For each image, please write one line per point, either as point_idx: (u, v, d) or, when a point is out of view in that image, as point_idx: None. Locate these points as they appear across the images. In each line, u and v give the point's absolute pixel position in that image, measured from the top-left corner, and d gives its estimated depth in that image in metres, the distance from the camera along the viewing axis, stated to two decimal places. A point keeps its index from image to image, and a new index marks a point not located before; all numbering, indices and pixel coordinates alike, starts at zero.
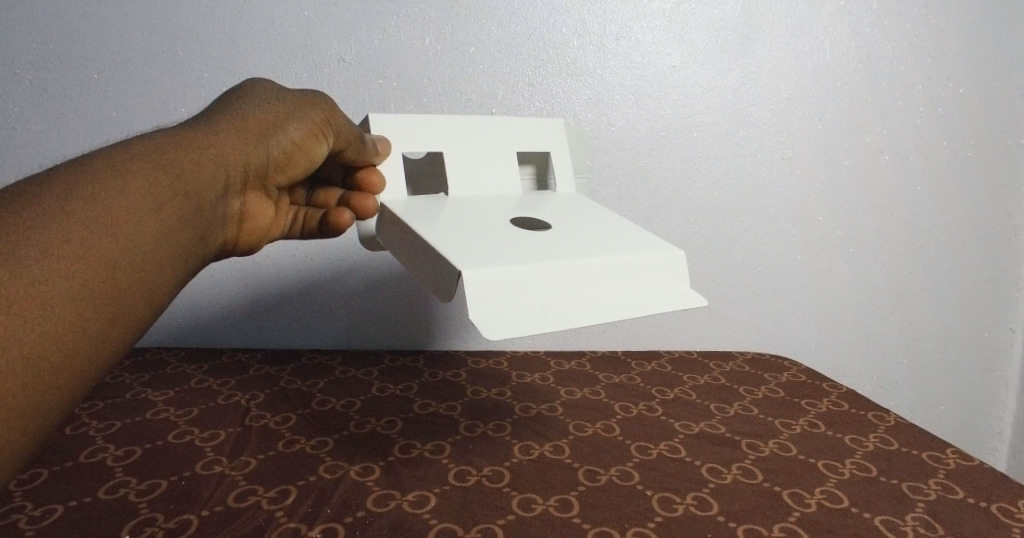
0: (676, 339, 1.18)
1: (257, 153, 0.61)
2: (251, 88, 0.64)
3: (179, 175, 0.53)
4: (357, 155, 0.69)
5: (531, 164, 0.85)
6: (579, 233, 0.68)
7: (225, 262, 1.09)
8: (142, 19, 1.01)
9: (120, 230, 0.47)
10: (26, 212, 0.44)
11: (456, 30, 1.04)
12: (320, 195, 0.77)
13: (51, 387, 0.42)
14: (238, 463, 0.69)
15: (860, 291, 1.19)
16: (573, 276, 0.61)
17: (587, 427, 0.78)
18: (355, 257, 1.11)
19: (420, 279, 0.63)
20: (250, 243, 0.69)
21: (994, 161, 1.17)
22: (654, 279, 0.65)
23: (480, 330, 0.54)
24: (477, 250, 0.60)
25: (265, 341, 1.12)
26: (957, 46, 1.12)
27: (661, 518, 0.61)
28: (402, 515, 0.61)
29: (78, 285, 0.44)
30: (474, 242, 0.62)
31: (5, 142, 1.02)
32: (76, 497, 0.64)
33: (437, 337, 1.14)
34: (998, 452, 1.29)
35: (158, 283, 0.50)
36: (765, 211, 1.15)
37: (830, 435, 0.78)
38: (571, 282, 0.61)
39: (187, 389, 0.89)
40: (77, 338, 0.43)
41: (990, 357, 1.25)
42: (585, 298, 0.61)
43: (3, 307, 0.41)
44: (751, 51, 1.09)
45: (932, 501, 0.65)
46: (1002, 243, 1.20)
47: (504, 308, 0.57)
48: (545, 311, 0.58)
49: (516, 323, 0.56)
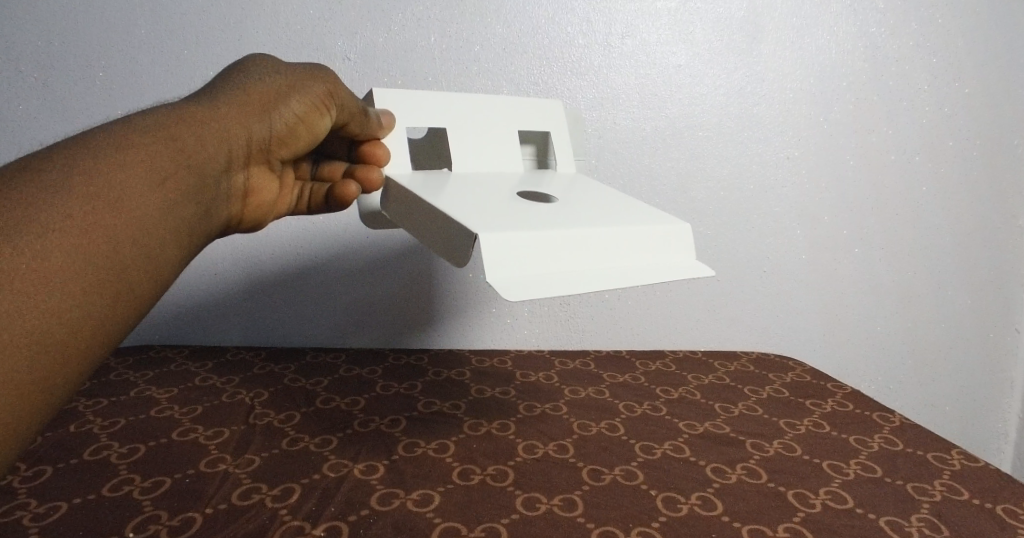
0: (681, 339, 1.19)
1: (259, 127, 0.61)
2: (252, 61, 0.64)
3: (179, 148, 0.53)
4: (361, 129, 0.70)
5: (531, 144, 0.86)
6: (580, 207, 0.68)
7: (227, 247, 1.11)
8: (149, 17, 1.01)
9: (119, 207, 0.47)
10: (29, 189, 0.44)
11: (462, 29, 1.04)
12: (324, 169, 0.77)
13: (58, 363, 0.42)
14: (241, 461, 0.69)
15: (865, 291, 1.19)
16: (574, 247, 0.61)
17: (592, 426, 0.78)
18: (356, 248, 1.13)
19: (430, 246, 0.63)
20: (255, 219, 0.69)
21: (1000, 158, 1.16)
22: (655, 255, 0.65)
23: (499, 293, 0.54)
24: (489, 217, 0.61)
25: (269, 337, 1.15)
26: (965, 46, 1.12)
27: (666, 518, 0.61)
28: (405, 514, 0.61)
29: (81, 261, 0.44)
30: (482, 211, 0.62)
31: (11, 135, 1.03)
32: (80, 494, 0.64)
33: (439, 329, 1.15)
34: (1004, 454, 1.29)
35: (161, 264, 0.50)
36: (771, 210, 1.14)
37: (835, 435, 0.78)
38: (576, 251, 0.61)
39: (191, 387, 0.89)
40: (82, 315, 0.43)
41: (995, 357, 1.25)
42: (590, 267, 0.61)
43: (6, 281, 0.40)
44: (757, 51, 1.09)
45: (938, 502, 0.65)
46: (1006, 242, 1.20)
47: (515, 276, 0.57)
48: (550, 279, 0.58)
49: (533, 288, 0.55)
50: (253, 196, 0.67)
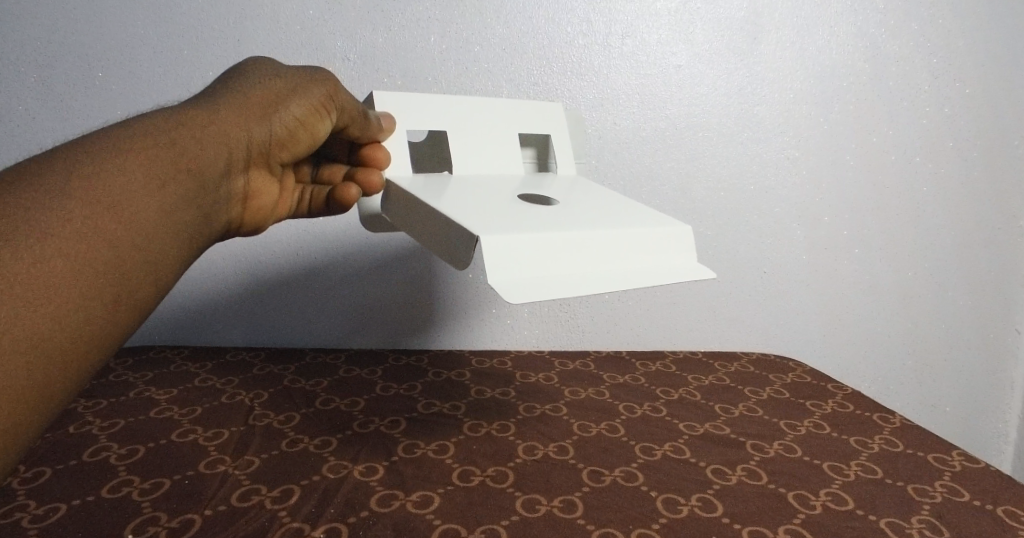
0: (681, 340, 1.19)
1: (260, 130, 0.61)
2: (252, 65, 0.64)
3: (180, 153, 0.53)
4: (360, 131, 0.70)
5: (532, 146, 0.86)
6: (580, 209, 0.68)
7: (226, 250, 1.11)
8: (150, 16, 1.01)
9: (121, 211, 0.47)
10: (31, 193, 0.44)
11: (462, 30, 1.04)
12: (325, 172, 0.77)
13: (57, 368, 0.42)
14: (241, 463, 0.69)
15: (865, 292, 1.18)
16: (574, 248, 0.61)
17: (592, 427, 0.78)
18: (357, 249, 1.13)
19: (431, 249, 0.63)
20: (255, 223, 0.69)
21: (998, 157, 1.16)
22: (654, 256, 0.65)
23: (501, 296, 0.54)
24: (490, 220, 0.60)
25: (271, 338, 1.15)
26: (965, 45, 1.12)
27: (666, 520, 0.61)
28: (405, 516, 0.61)
29: (82, 265, 0.44)
30: (483, 213, 0.62)
31: (10, 135, 1.03)
32: (79, 496, 0.63)
33: (439, 329, 1.15)
34: (1004, 455, 1.28)
35: (162, 268, 0.50)
36: (771, 210, 1.14)
37: (834, 436, 0.78)
38: (577, 253, 0.61)
39: (191, 388, 0.89)
40: (82, 320, 0.43)
41: (993, 357, 1.24)
42: (591, 269, 0.61)
43: (7, 286, 0.40)
44: (757, 51, 1.09)
45: (937, 503, 0.65)
46: (1005, 241, 1.19)
47: (515, 279, 0.57)
48: (551, 282, 0.58)
49: (534, 290, 0.55)
50: (253, 199, 0.67)
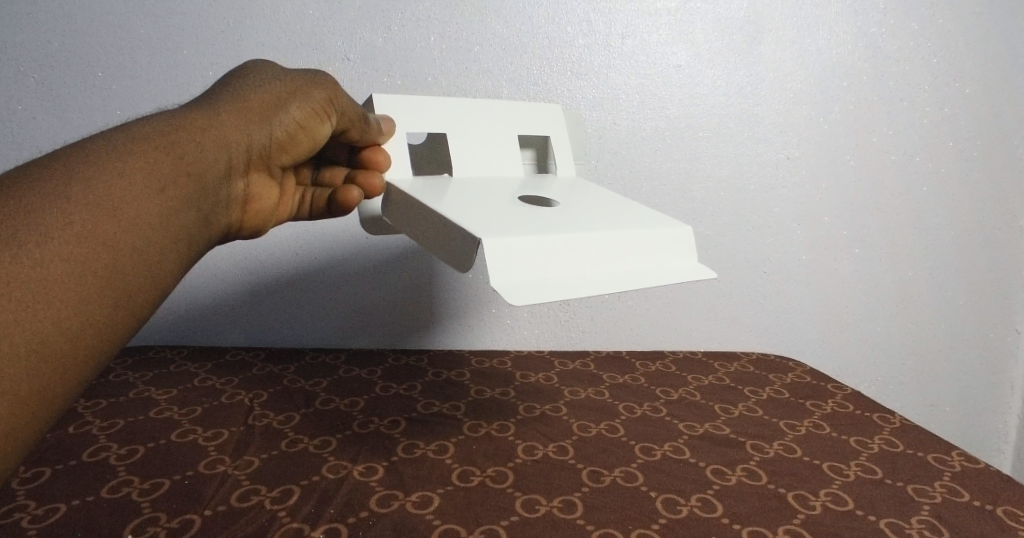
0: (677, 339, 1.19)
1: (260, 134, 0.61)
2: (254, 68, 0.64)
3: (179, 156, 0.53)
4: (360, 135, 0.69)
5: (531, 148, 0.86)
6: (585, 212, 0.68)
7: (225, 252, 1.11)
8: (150, 17, 1.01)
9: (119, 215, 0.47)
10: (26, 195, 0.44)
11: (463, 30, 1.04)
12: (325, 175, 0.78)
13: (59, 370, 0.42)
14: (240, 463, 0.69)
15: (863, 291, 1.18)
16: (585, 249, 0.61)
17: (592, 427, 0.78)
18: (359, 248, 1.12)
19: (431, 251, 0.63)
20: (255, 226, 0.69)
21: (997, 153, 1.16)
22: (648, 257, 0.65)
23: (502, 297, 0.54)
24: (485, 222, 0.60)
25: (270, 338, 1.15)
26: (964, 43, 1.12)
27: (665, 520, 0.61)
28: (371, 514, 0.61)
29: (79, 268, 0.44)
30: (476, 216, 0.62)
31: (10, 136, 1.03)
32: (77, 496, 0.63)
33: (434, 329, 1.15)
34: (1004, 455, 1.29)
35: (160, 267, 0.49)
36: (771, 211, 1.14)
37: (834, 437, 0.78)
38: (571, 255, 0.60)
39: (190, 388, 0.89)
40: (83, 322, 0.43)
41: (990, 356, 1.24)
42: (586, 271, 0.61)
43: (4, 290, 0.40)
44: (756, 51, 1.09)
45: (938, 504, 0.64)
46: (1002, 246, 1.19)
47: (520, 280, 0.57)
48: (543, 284, 0.57)
49: (544, 292, 0.56)
50: (253, 203, 0.68)
